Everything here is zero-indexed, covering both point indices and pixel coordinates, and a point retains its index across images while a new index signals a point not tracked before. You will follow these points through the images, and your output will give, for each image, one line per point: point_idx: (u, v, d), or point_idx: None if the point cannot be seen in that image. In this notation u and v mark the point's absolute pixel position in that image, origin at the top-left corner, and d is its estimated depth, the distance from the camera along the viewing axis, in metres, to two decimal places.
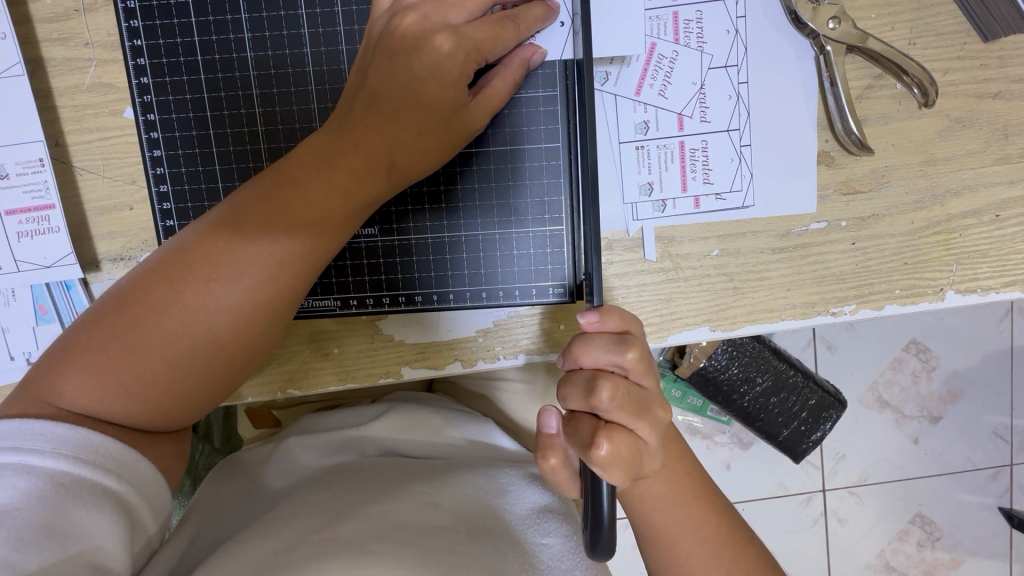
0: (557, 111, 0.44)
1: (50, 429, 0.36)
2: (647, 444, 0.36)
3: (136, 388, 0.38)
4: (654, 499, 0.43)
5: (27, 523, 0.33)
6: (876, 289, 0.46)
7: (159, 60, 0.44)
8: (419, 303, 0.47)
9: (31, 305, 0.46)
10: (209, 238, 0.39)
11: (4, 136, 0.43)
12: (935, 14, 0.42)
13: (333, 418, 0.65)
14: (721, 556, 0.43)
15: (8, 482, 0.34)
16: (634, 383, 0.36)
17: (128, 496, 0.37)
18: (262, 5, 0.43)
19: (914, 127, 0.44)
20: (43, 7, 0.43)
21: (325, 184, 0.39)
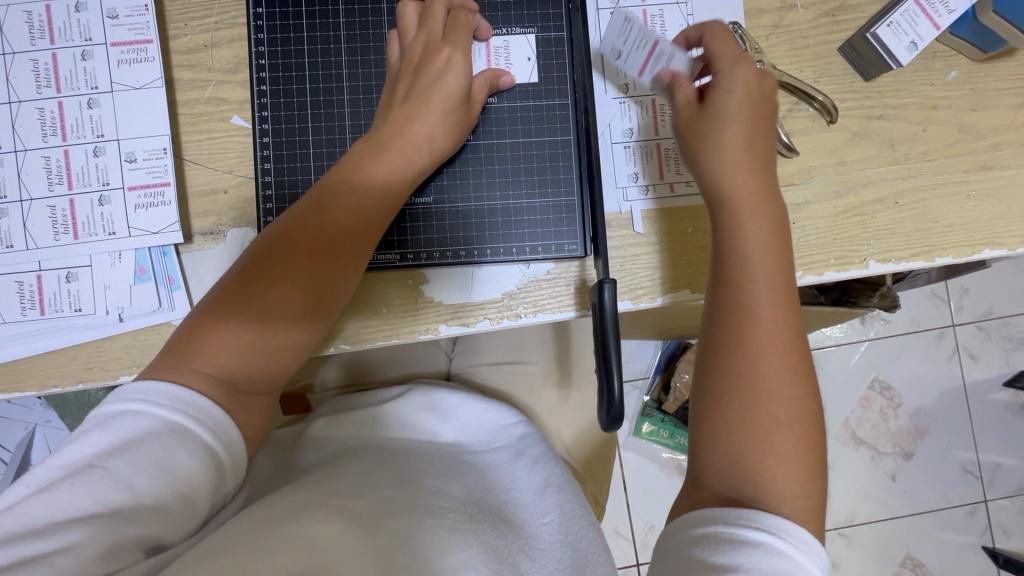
0: (570, 115, 0.58)
1: (173, 389, 0.45)
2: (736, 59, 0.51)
3: (256, 346, 0.48)
4: (746, 259, 0.48)
5: (147, 457, 0.42)
6: (815, 258, 0.59)
7: (276, 74, 0.57)
8: (462, 256, 0.57)
9: (132, 267, 0.55)
10: (300, 225, 0.50)
11: (139, 131, 0.55)
12: (829, 63, 0.60)
13: (360, 401, 0.73)
14: (789, 363, 0.45)
15: (137, 422, 0.43)
16: (762, 154, 0.50)
17: (218, 452, 0.45)
18: (356, 37, 0.57)
19: (826, 138, 0.60)
20: (181, 43, 0.56)
21: (384, 166, 0.51)
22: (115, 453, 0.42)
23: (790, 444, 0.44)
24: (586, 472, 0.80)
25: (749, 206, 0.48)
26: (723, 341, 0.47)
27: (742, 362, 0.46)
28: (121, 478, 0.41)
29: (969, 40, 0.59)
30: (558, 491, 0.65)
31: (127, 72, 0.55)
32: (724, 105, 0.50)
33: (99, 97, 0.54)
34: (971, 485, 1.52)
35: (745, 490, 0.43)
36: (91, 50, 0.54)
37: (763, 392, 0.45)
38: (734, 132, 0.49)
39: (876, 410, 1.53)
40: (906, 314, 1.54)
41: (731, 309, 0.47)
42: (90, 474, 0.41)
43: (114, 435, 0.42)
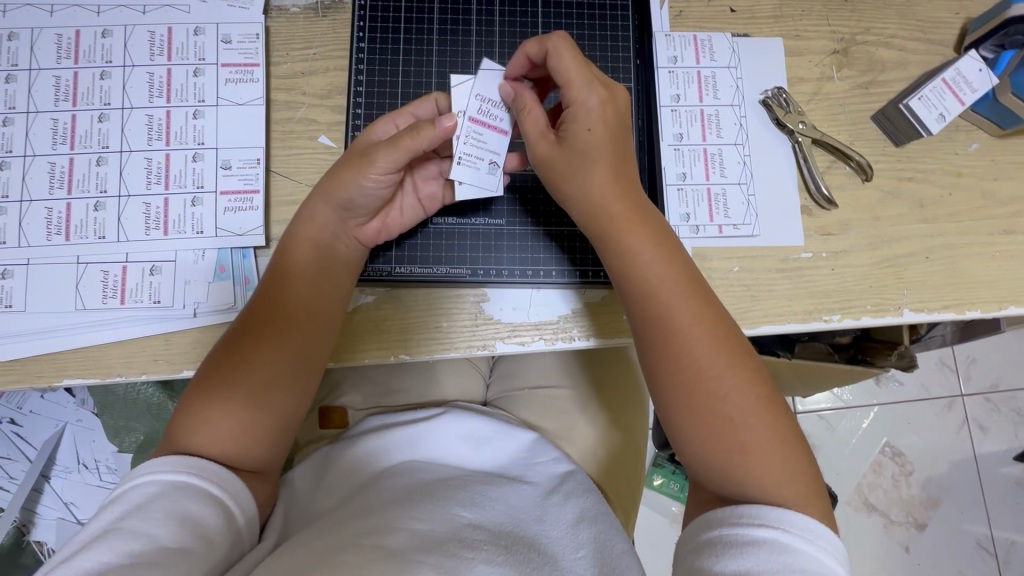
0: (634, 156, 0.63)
1: (180, 459, 0.47)
2: (590, 100, 0.52)
3: (239, 431, 0.50)
4: (648, 277, 0.53)
5: (160, 510, 0.43)
6: (853, 304, 0.63)
7: (372, 101, 0.61)
8: (529, 275, 0.61)
9: (213, 265, 0.57)
10: (261, 303, 0.54)
11: (236, 142, 0.59)
12: (863, 129, 0.66)
13: (379, 425, 0.73)
14: (720, 360, 0.51)
15: (146, 487, 0.44)
16: (622, 185, 0.54)
17: (225, 499, 0.47)
18: (445, 64, 0.62)
19: (861, 194, 0.65)
20: (282, 69, 0.62)
21: (311, 245, 0.55)
22: (128, 513, 0.43)
23: (751, 433, 0.50)
24: (619, 501, 0.79)
25: (631, 227, 0.53)
26: (654, 357, 0.53)
27: (700, 390, 0.51)
28: (141, 532, 0.41)
29: (988, 117, 0.65)
30: (591, 524, 0.63)
31: (233, 89, 0.60)
32: (581, 143, 0.53)
33: (204, 109, 0.59)
34: (986, 562, 1.49)
35: (729, 483, 0.50)
36: (203, 68, 0.60)
37: (706, 394, 0.51)
38: (599, 164, 0.53)
39: (888, 475, 1.52)
40: (916, 380, 1.56)
41: (652, 327, 0.53)
42: (111, 535, 0.41)
43: (123, 505, 0.43)
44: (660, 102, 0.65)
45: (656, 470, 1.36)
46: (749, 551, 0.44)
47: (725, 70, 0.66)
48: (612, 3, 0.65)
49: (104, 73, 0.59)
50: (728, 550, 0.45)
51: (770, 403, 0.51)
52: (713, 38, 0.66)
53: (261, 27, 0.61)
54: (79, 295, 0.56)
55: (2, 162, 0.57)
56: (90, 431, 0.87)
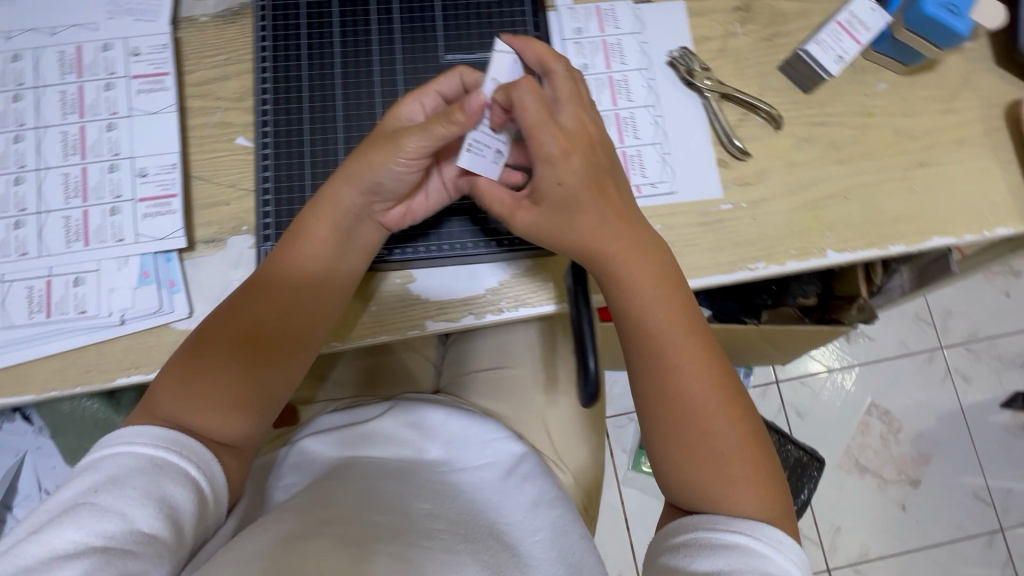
0: None
1: (159, 431, 0.47)
2: (553, 156, 0.50)
3: (224, 404, 0.51)
4: (647, 300, 0.53)
5: (133, 486, 0.43)
6: (777, 250, 0.64)
7: (278, 85, 0.59)
8: (448, 250, 0.61)
9: (137, 271, 0.58)
10: (256, 284, 0.55)
11: (151, 150, 0.60)
12: (771, 80, 0.67)
13: (333, 419, 0.72)
14: (708, 380, 0.52)
15: (122, 460, 0.44)
16: (630, 234, 0.53)
17: (201, 480, 0.46)
18: (348, 43, 0.60)
19: (775, 143, 0.66)
20: (195, 77, 0.64)
21: (322, 225, 0.54)
22: (102, 489, 0.42)
23: (739, 469, 0.50)
24: (578, 477, 0.78)
25: (632, 253, 0.53)
26: (642, 362, 0.53)
27: (692, 410, 0.51)
28: (114, 509, 0.41)
29: (892, 55, 0.66)
30: (551, 507, 0.64)
31: (146, 99, 0.61)
32: (556, 198, 0.52)
33: (117, 121, 0.60)
34: (984, 513, 1.48)
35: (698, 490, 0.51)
36: (114, 82, 0.61)
37: (689, 412, 0.51)
38: (586, 211, 0.52)
39: (876, 435, 1.52)
40: (890, 340, 1.56)
41: (643, 355, 0.53)
42: (82, 510, 0.41)
43: (100, 476, 0.43)
44: None
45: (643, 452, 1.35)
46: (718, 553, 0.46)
47: (630, 36, 0.67)
48: None
49: (17, 96, 0.60)
50: (697, 552, 0.47)
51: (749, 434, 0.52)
52: (616, 7, 0.67)
53: (169, 38, 0.63)
54: (5, 313, 0.57)
55: None
56: (51, 458, 0.87)
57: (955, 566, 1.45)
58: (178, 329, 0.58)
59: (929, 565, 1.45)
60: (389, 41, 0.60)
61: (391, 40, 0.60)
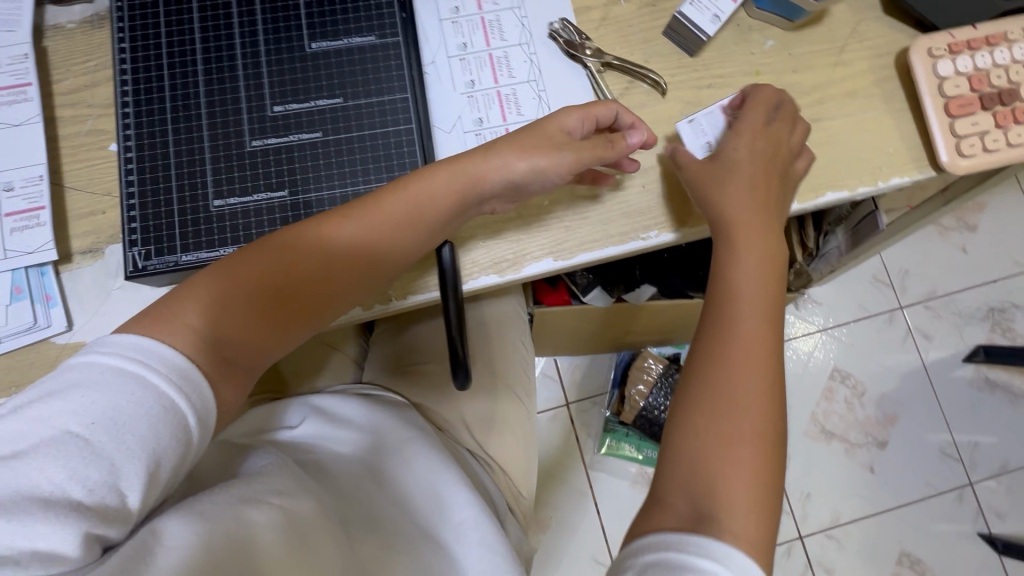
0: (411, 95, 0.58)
1: (169, 362, 0.45)
2: (754, 140, 0.60)
3: (245, 337, 0.51)
4: (739, 312, 0.55)
5: (132, 432, 0.41)
6: (669, 217, 0.63)
7: (139, 85, 0.58)
8: None
9: (9, 287, 0.57)
10: (359, 240, 0.54)
11: (18, 163, 0.59)
12: (656, 46, 0.66)
13: (297, 410, 0.68)
14: (762, 403, 0.52)
15: (126, 388, 0.42)
16: (777, 276, 0.57)
17: (198, 437, 0.45)
18: (209, 38, 0.59)
19: (661, 109, 0.65)
20: (63, 86, 0.62)
21: (406, 205, 0.55)
22: (100, 421, 0.40)
23: (740, 494, 0.49)
24: (506, 465, 0.76)
25: (753, 251, 0.57)
26: (707, 348, 0.55)
27: (728, 406, 0.51)
28: (100, 453, 0.40)
29: (775, 12, 0.65)
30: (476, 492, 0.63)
31: (9, 112, 0.60)
32: (736, 161, 0.60)
33: None
34: (952, 469, 1.48)
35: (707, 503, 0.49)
36: None
37: (729, 411, 0.51)
38: (735, 180, 0.59)
39: (840, 400, 1.52)
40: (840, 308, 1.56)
41: (735, 346, 0.54)
42: (67, 441, 0.40)
43: (100, 399, 0.41)
44: (446, 52, 0.64)
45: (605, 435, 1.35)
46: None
47: (510, 12, 0.66)
48: None
49: None
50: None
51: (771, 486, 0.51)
52: None
53: (31, 47, 0.61)
54: None
55: None
56: None
57: (926, 524, 1.46)
58: (58, 344, 0.57)
59: (901, 525, 1.45)
60: (250, 33, 0.59)
61: (252, 31, 0.59)
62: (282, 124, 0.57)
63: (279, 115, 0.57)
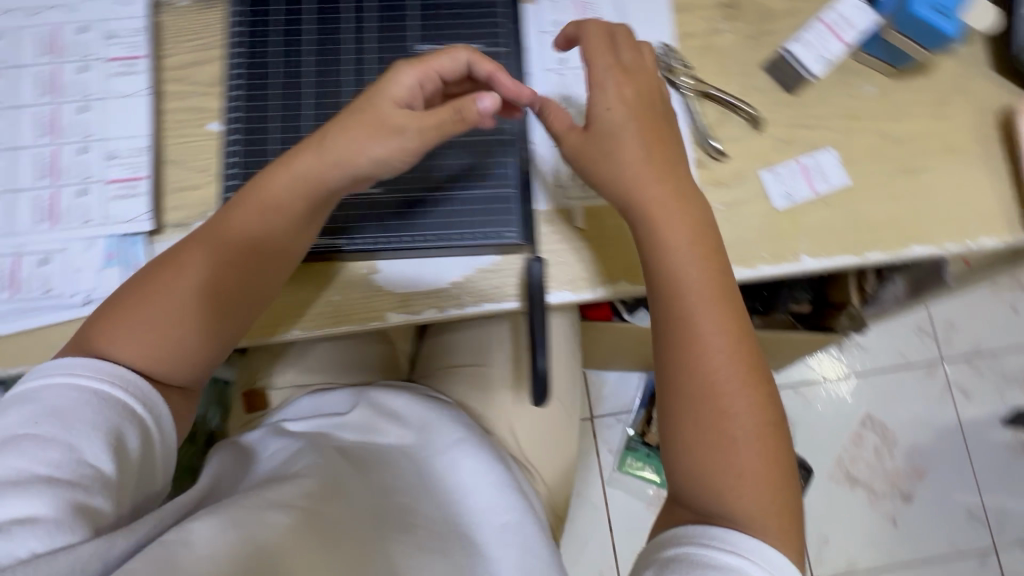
0: (511, 106, 0.59)
1: (101, 365, 0.48)
2: (619, 82, 0.56)
3: (152, 336, 0.50)
4: (686, 305, 0.53)
5: (78, 419, 0.44)
6: (750, 254, 0.62)
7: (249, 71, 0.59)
8: (411, 242, 0.60)
9: (102, 252, 0.59)
10: (266, 226, 0.54)
11: (125, 133, 0.61)
12: (755, 80, 0.66)
13: (341, 394, 0.71)
14: (752, 401, 0.52)
15: (57, 389, 0.46)
16: (710, 250, 0.55)
17: (147, 423, 0.49)
18: (320, 30, 0.60)
19: (754, 144, 0.64)
20: (171, 62, 0.64)
21: (331, 169, 0.53)
22: (48, 419, 0.44)
23: (750, 493, 0.50)
24: (546, 479, 0.76)
25: (674, 221, 0.55)
26: (676, 368, 0.53)
27: (711, 414, 0.51)
28: (67, 438, 0.44)
29: (880, 57, 0.65)
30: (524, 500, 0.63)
31: (119, 82, 0.61)
32: (607, 124, 0.56)
33: (91, 103, 0.61)
34: (978, 531, 1.45)
35: (717, 507, 0.50)
36: (90, 64, 0.61)
37: (715, 416, 0.51)
38: (626, 142, 0.55)
39: (869, 447, 1.49)
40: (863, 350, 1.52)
41: (687, 350, 0.53)
42: (21, 438, 0.43)
43: (36, 404, 0.45)
44: (542, 63, 0.64)
45: (628, 454, 1.34)
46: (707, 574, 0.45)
47: None
48: None
49: None
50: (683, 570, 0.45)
51: (782, 475, 0.51)
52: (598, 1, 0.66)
53: (147, 21, 0.63)
54: None
55: None
56: None
57: None
58: None
59: None
60: (359, 29, 0.60)
61: (361, 28, 0.60)
62: None
63: None
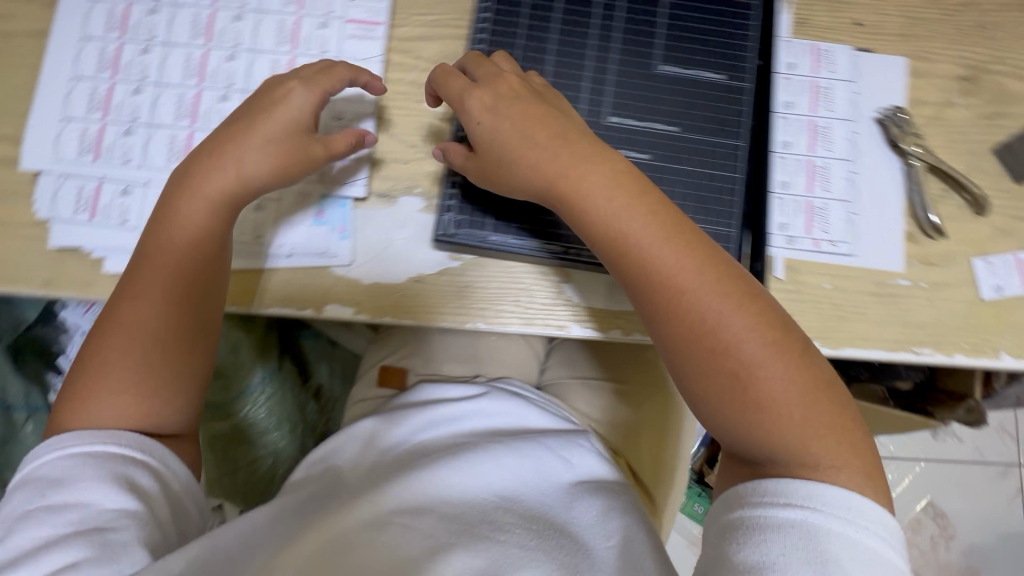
0: (744, 144, 0.58)
1: (78, 435, 0.47)
2: (562, 114, 0.54)
3: (150, 373, 0.51)
4: (698, 303, 0.48)
5: (87, 480, 0.45)
6: (948, 340, 0.60)
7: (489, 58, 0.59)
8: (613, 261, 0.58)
9: (313, 210, 0.60)
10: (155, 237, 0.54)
11: (353, 96, 0.61)
12: (982, 161, 0.63)
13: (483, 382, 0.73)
14: (804, 387, 0.47)
15: (60, 460, 0.46)
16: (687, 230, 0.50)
17: (161, 469, 0.49)
18: (564, 30, 0.59)
19: (970, 228, 0.62)
20: (402, 32, 0.64)
21: (223, 167, 0.54)
22: (50, 492, 0.44)
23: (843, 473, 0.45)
24: (657, 507, 0.78)
25: (600, 186, 0.50)
26: (674, 339, 0.49)
27: (737, 389, 0.47)
28: (76, 502, 0.44)
29: None
30: None
31: (355, 45, 0.62)
32: (492, 134, 0.54)
33: (325, 61, 0.61)
34: None
35: (782, 455, 0.46)
36: (330, 21, 0.62)
37: (764, 399, 0.47)
38: (514, 135, 0.53)
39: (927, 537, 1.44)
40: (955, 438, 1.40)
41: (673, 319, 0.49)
42: (40, 514, 0.43)
43: (55, 478, 0.45)
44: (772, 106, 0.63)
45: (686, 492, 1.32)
46: (774, 535, 0.42)
47: (843, 84, 0.64)
48: None
49: (239, 16, 0.62)
50: (748, 536, 0.42)
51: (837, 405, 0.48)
52: (833, 49, 0.65)
53: None
54: None
55: (137, 87, 0.61)
56: None
57: None
58: (335, 274, 0.59)
59: None
60: (607, 36, 0.59)
61: (608, 36, 0.59)
62: (616, 136, 0.57)
63: (614, 126, 0.57)
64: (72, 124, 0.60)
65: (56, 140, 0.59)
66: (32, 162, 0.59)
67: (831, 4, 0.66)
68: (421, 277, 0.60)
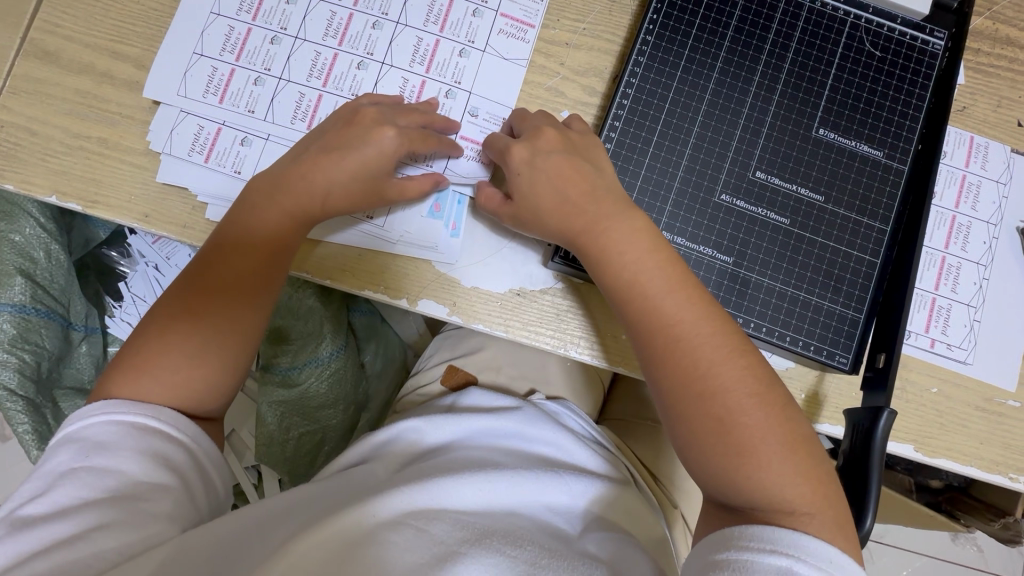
0: (889, 227, 0.55)
1: (120, 405, 0.46)
2: (550, 150, 0.53)
3: (192, 366, 0.49)
4: (690, 345, 0.47)
5: (126, 451, 0.44)
6: None
7: (644, 85, 0.56)
8: None
9: (430, 202, 0.58)
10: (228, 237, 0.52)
11: (490, 93, 0.59)
12: None
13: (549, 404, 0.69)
14: (779, 433, 0.45)
15: (103, 425, 0.45)
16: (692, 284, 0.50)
17: (193, 446, 0.48)
18: (728, 73, 0.57)
19: None
20: (552, 34, 0.61)
21: (311, 185, 0.53)
22: (90, 454, 0.44)
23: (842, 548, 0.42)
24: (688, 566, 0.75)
25: (620, 238, 0.50)
26: (684, 407, 0.47)
27: (724, 462, 0.45)
28: (113, 472, 0.43)
29: None
30: None
31: (503, 41, 0.60)
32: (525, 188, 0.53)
33: (469, 50, 0.59)
34: None
35: (760, 500, 0.44)
36: (482, 10, 0.60)
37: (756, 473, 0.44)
38: (555, 197, 0.52)
39: None
40: (1002, 558, 1.27)
41: (679, 389, 0.47)
42: (79, 473, 0.43)
43: (94, 442, 0.44)
44: None
45: None
46: None
47: (992, 184, 0.61)
48: (920, 55, 0.57)
49: None
50: None
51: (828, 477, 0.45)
52: (991, 146, 0.62)
53: None
54: None
55: (274, 36, 0.59)
56: None
57: None
58: (437, 270, 0.57)
59: None
60: (769, 90, 0.57)
61: (770, 88, 0.57)
62: (758, 192, 0.55)
63: (758, 181, 0.55)
64: (204, 61, 0.58)
65: (185, 74, 0.58)
66: (156, 92, 0.58)
67: (996, 97, 0.62)
68: (523, 291, 0.58)
